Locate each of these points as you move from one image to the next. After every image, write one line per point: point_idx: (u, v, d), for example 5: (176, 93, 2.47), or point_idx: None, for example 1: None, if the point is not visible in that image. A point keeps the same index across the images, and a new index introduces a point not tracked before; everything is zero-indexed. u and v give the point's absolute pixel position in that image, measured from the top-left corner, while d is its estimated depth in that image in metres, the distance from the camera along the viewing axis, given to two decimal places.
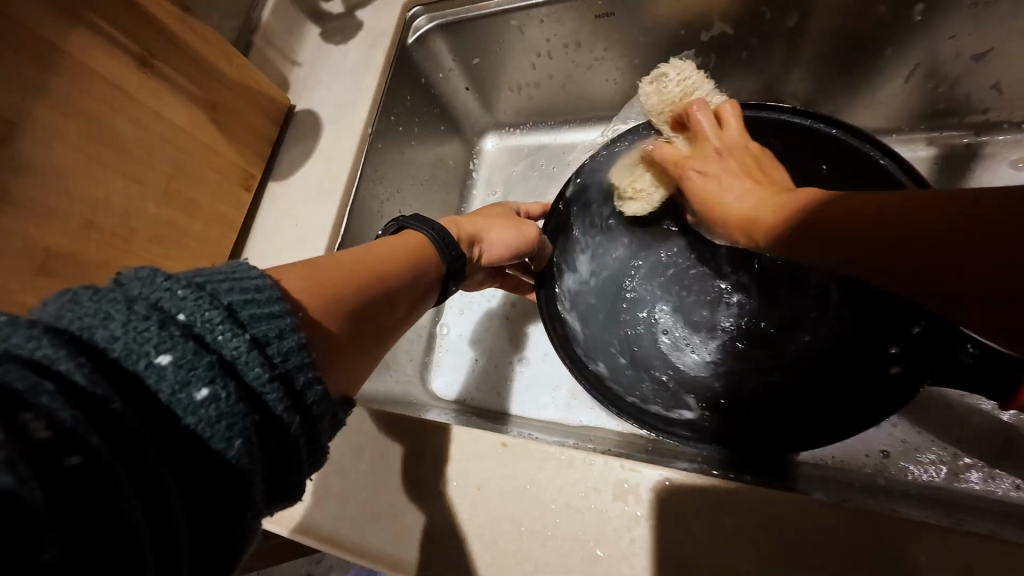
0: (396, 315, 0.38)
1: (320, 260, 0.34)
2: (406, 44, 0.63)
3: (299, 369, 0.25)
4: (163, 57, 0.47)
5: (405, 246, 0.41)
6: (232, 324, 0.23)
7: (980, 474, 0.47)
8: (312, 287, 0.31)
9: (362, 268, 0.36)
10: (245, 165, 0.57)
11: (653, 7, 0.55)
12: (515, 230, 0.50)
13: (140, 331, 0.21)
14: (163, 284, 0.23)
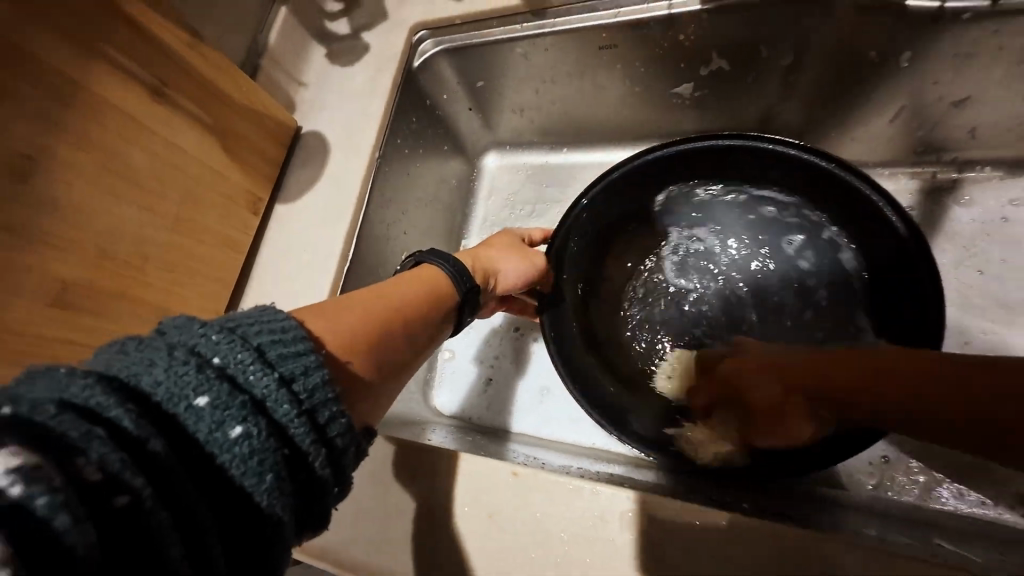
0: (418, 350, 0.39)
1: (343, 300, 0.35)
2: (412, 68, 0.64)
3: (326, 405, 0.26)
4: (174, 86, 0.48)
5: (418, 283, 0.42)
6: (262, 364, 0.24)
7: (951, 490, 0.49)
8: (334, 327, 0.33)
9: (386, 306, 0.37)
10: (253, 189, 0.57)
11: (655, 41, 0.57)
12: (523, 258, 0.52)
13: (181, 376, 0.22)
14: (199, 331, 0.24)
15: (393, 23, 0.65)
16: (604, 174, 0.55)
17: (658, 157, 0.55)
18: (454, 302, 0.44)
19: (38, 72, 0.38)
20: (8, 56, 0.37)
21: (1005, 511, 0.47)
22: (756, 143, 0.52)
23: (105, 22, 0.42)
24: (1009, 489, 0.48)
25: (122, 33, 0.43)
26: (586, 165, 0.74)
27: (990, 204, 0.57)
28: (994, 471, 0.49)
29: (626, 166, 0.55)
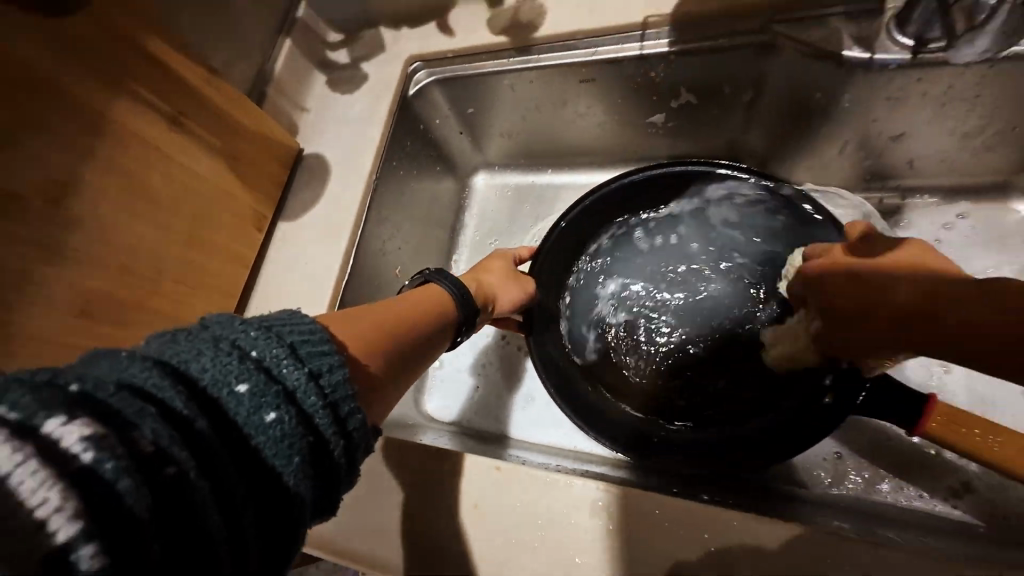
0: (420, 357, 0.43)
1: (358, 309, 0.40)
2: (407, 96, 0.69)
3: (346, 398, 0.30)
4: (191, 116, 0.52)
5: (426, 298, 0.47)
6: (293, 360, 0.29)
7: (891, 484, 0.54)
8: (350, 331, 0.37)
9: (395, 316, 0.42)
10: (258, 208, 0.62)
11: (629, 77, 0.63)
12: (518, 288, 0.58)
13: (227, 366, 0.27)
14: (240, 328, 0.28)
15: (390, 55, 0.71)
16: (581, 200, 0.62)
17: (630, 182, 0.62)
18: (456, 317, 0.49)
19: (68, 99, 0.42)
20: (48, 94, 0.41)
21: (942, 502, 0.52)
22: (718, 170, 0.59)
23: (137, 66, 0.47)
24: (942, 482, 0.53)
25: (146, 71, 0.48)
26: (568, 186, 0.79)
27: (929, 226, 0.63)
28: (929, 465, 0.54)
29: (601, 191, 0.62)
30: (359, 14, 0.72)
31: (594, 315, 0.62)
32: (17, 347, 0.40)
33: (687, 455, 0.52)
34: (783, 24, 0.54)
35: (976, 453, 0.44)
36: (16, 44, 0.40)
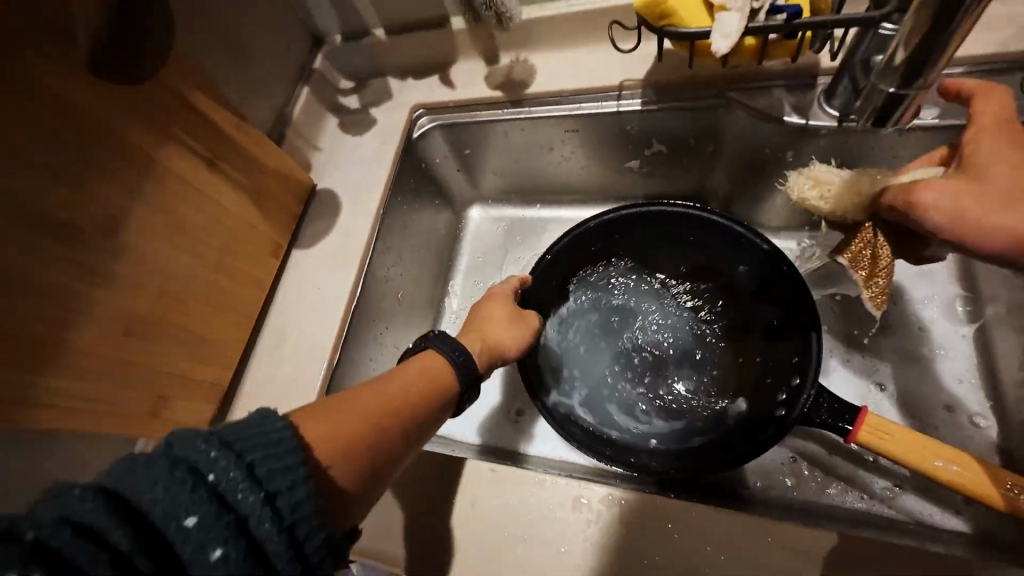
0: (411, 442, 0.43)
1: (342, 400, 0.40)
2: (411, 139, 0.77)
3: (305, 520, 0.30)
4: (223, 158, 0.59)
5: (422, 376, 0.46)
6: (249, 483, 0.30)
7: (837, 488, 0.62)
8: (325, 430, 0.38)
9: (382, 404, 0.42)
10: (276, 238, 0.68)
11: (609, 129, 0.72)
12: (524, 333, 0.61)
13: (177, 500, 0.28)
14: (201, 448, 0.30)
15: (397, 102, 0.79)
16: (564, 235, 0.69)
17: (608, 220, 0.69)
18: (455, 391, 0.48)
19: (77, 118, 0.44)
20: (102, 135, 0.46)
21: (882, 501, 0.60)
22: (683, 210, 0.67)
23: (165, 107, 0.52)
24: (877, 485, 0.61)
25: (189, 119, 0.55)
26: (555, 220, 0.88)
27: None
28: (869, 469, 0.62)
29: (582, 228, 0.69)
30: (370, 66, 0.81)
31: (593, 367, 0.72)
32: (69, 359, 0.46)
33: (655, 461, 0.59)
34: (736, 90, 0.64)
35: (898, 458, 0.52)
36: (52, 78, 0.42)
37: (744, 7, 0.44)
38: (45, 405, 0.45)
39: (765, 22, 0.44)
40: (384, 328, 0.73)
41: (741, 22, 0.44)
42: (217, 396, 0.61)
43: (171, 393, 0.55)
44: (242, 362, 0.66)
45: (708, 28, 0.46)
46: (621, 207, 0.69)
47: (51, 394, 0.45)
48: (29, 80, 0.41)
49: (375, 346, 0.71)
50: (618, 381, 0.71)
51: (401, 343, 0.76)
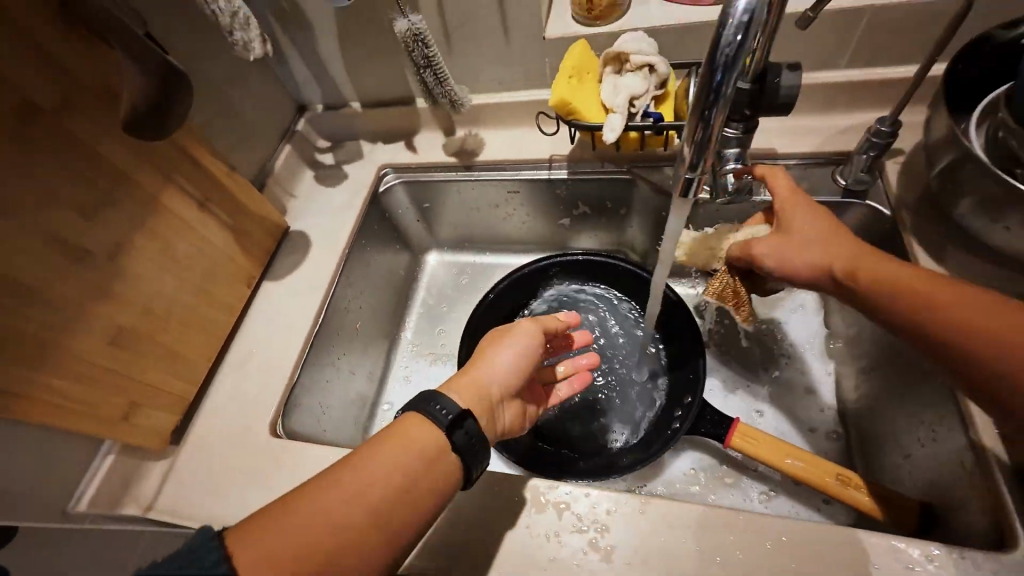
0: (387, 543, 0.43)
1: (298, 517, 0.40)
2: (377, 193, 0.90)
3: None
4: (212, 200, 0.69)
5: (397, 467, 0.44)
6: None
7: (722, 492, 0.73)
8: (273, 557, 0.38)
9: (343, 517, 0.41)
10: (251, 270, 0.78)
11: (542, 193, 0.88)
12: (509, 349, 0.58)
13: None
14: None
15: (367, 162, 0.93)
16: (503, 278, 0.83)
17: (540, 266, 0.84)
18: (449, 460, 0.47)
19: (80, 149, 0.53)
20: (110, 173, 0.56)
21: (761, 501, 0.71)
22: (599, 259, 0.83)
23: (159, 147, 0.61)
24: (755, 488, 0.73)
25: (187, 167, 0.65)
26: (501, 266, 1.01)
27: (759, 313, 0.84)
28: (749, 475, 0.74)
29: (518, 272, 0.83)
30: (346, 130, 0.96)
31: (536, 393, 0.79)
32: (61, 361, 0.53)
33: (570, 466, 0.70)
34: (638, 166, 0.81)
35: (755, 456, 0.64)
36: (73, 121, 0.51)
37: (624, 112, 0.61)
38: (32, 400, 0.51)
39: (639, 122, 0.62)
40: (341, 353, 0.82)
41: (622, 121, 0.61)
42: (181, 409, 0.68)
43: (142, 400, 0.61)
44: (207, 379, 0.73)
45: (601, 124, 0.63)
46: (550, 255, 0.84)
47: (39, 390, 0.52)
48: (59, 126, 0.50)
49: (332, 369, 0.80)
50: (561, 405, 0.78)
51: (356, 369, 0.85)
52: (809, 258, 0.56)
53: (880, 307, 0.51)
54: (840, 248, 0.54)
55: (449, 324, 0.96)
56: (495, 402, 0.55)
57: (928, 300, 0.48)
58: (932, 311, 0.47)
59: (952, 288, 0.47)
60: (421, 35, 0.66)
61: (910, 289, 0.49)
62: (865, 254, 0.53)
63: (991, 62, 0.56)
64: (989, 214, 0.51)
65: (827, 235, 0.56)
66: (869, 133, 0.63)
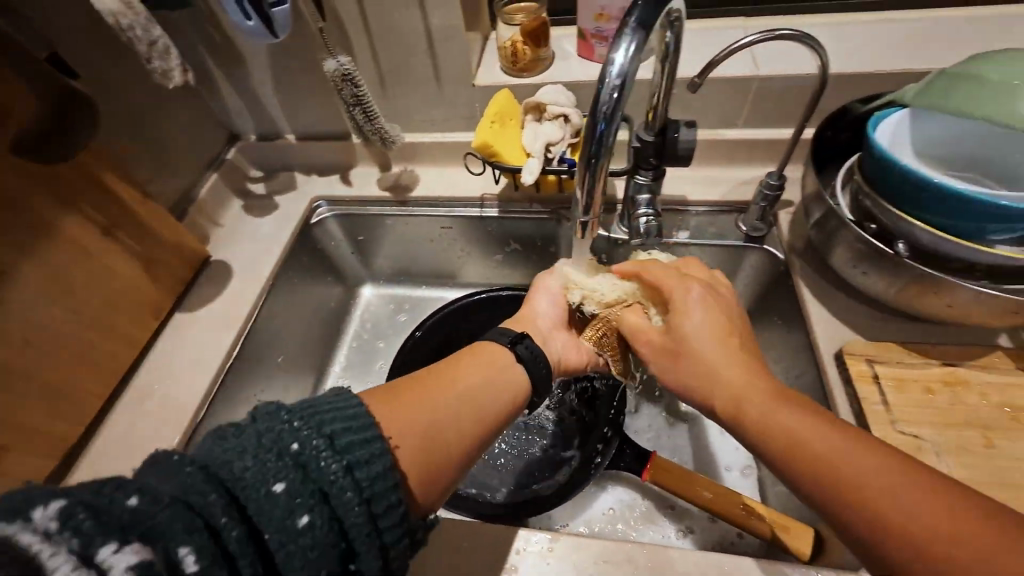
0: (485, 432, 0.47)
1: (408, 392, 0.45)
2: (308, 224, 0.90)
3: (383, 495, 0.34)
4: (119, 226, 0.66)
5: (486, 364, 0.51)
6: (330, 453, 0.34)
7: (641, 529, 0.74)
8: (397, 415, 0.42)
9: (450, 398, 0.46)
10: (160, 301, 0.74)
11: (474, 229, 0.90)
12: (548, 294, 0.67)
13: (266, 466, 0.32)
14: (285, 419, 0.35)
15: (300, 193, 0.92)
16: (430, 316, 0.84)
17: (469, 303, 0.86)
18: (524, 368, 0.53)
19: None
20: None
21: (679, 538, 0.72)
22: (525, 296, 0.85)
23: (61, 172, 0.58)
24: (674, 524, 0.74)
25: (94, 192, 0.62)
26: (437, 300, 1.01)
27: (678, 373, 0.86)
28: (669, 509, 0.75)
29: (445, 309, 0.85)
30: (279, 161, 0.95)
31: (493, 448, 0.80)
32: None
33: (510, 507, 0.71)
34: (563, 208, 0.84)
35: (667, 487, 0.66)
36: None
37: (541, 157, 0.65)
38: None
39: (556, 167, 0.66)
40: (259, 390, 0.79)
41: (539, 165, 0.65)
42: (63, 451, 0.61)
43: (14, 443, 0.56)
44: (100, 417, 0.67)
45: (520, 166, 0.67)
46: (479, 293, 0.86)
47: None
48: None
49: (247, 407, 0.77)
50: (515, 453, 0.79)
51: None
52: (699, 389, 0.50)
53: (763, 454, 0.44)
54: (723, 377, 0.48)
55: (382, 359, 0.92)
56: (545, 333, 0.63)
57: (816, 451, 0.40)
58: (820, 471, 0.40)
59: (839, 439, 0.40)
60: (351, 75, 0.68)
61: (796, 441, 0.42)
62: (749, 388, 0.46)
63: (851, 131, 0.65)
64: (854, 260, 0.58)
65: (711, 356, 0.50)
66: (761, 185, 0.70)
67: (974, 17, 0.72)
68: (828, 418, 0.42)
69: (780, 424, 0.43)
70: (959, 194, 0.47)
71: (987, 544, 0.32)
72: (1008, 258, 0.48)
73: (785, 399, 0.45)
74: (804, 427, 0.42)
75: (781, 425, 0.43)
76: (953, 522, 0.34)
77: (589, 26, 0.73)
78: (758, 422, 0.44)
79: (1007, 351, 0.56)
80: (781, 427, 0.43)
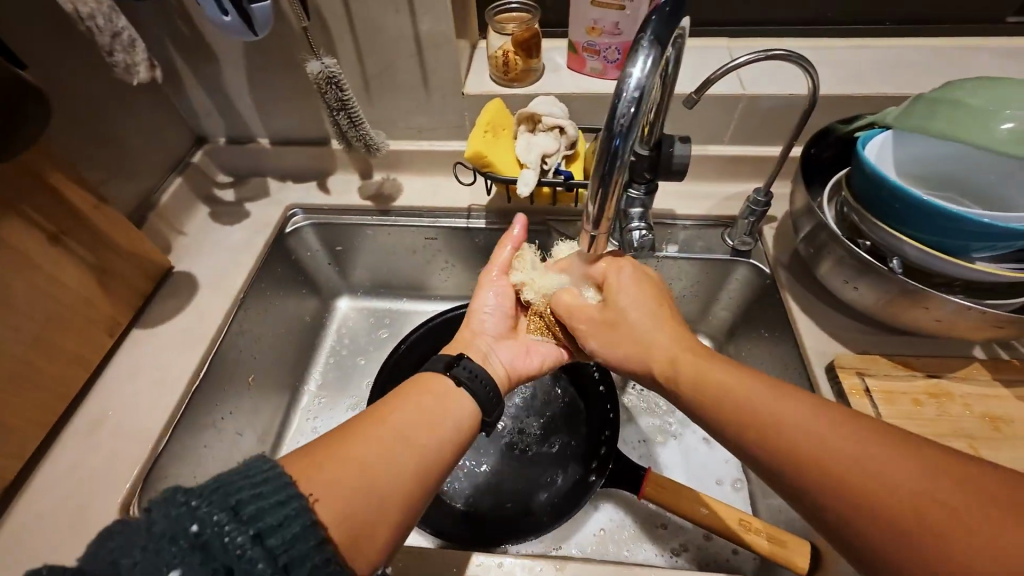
0: (426, 470, 0.43)
1: (330, 442, 0.41)
2: (283, 233, 0.84)
3: (302, 558, 0.32)
4: (71, 233, 0.59)
5: (420, 396, 0.48)
6: (237, 526, 0.32)
7: (636, 549, 0.72)
8: (316, 467, 0.39)
9: (378, 439, 0.42)
10: (115, 317, 0.67)
11: (462, 240, 0.87)
12: (499, 295, 0.65)
13: (158, 556, 0.30)
14: (182, 499, 0.32)
15: (273, 200, 0.87)
16: (413, 333, 0.80)
17: (453, 316, 0.83)
18: (465, 394, 0.50)
19: None
20: None
21: (673, 555, 0.72)
22: None
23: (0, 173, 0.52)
24: (669, 541, 0.73)
25: (41, 196, 0.56)
26: (419, 313, 0.97)
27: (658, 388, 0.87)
28: (664, 527, 0.74)
29: (425, 326, 0.81)
30: (251, 166, 0.89)
31: (482, 470, 0.75)
32: None
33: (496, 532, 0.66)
34: (554, 220, 0.83)
35: (665, 505, 0.65)
36: None
37: (536, 168, 0.64)
38: None
39: (551, 178, 0.65)
40: (228, 412, 0.72)
41: (535, 177, 0.63)
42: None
43: None
44: (43, 450, 0.60)
45: (514, 178, 0.65)
46: (464, 306, 0.84)
47: None
48: None
49: (212, 432, 0.69)
50: (506, 478, 0.74)
51: (245, 431, 0.74)
52: (687, 394, 0.47)
53: (757, 457, 0.41)
54: (707, 377, 0.46)
55: (363, 376, 0.87)
56: (489, 346, 0.61)
57: (810, 450, 0.38)
58: (815, 468, 0.37)
59: (829, 432, 0.38)
60: (335, 78, 0.65)
61: (788, 440, 0.39)
62: (733, 386, 0.44)
63: (834, 149, 0.67)
64: (842, 275, 0.59)
65: (659, 343, 0.51)
66: (748, 201, 0.71)
67: (938, 45, 0.77)
68: (823, 406, 0.40)
69: (770, 421, 0.41)
70: (943, 217, 0.48)
71: (997, 526, 0.30)
72: (989, 274, 0.49)
73: (779, 393, 0.42)
74: (797, 424, 0.39)
75: (776, 421, 0.40)
76: (973, 508, 0.31)
77: (581, 40, 0.72)
78: (746, 421, 0.42)
79: (983, 362, 0.58)
80: (770, 425, 0.40)
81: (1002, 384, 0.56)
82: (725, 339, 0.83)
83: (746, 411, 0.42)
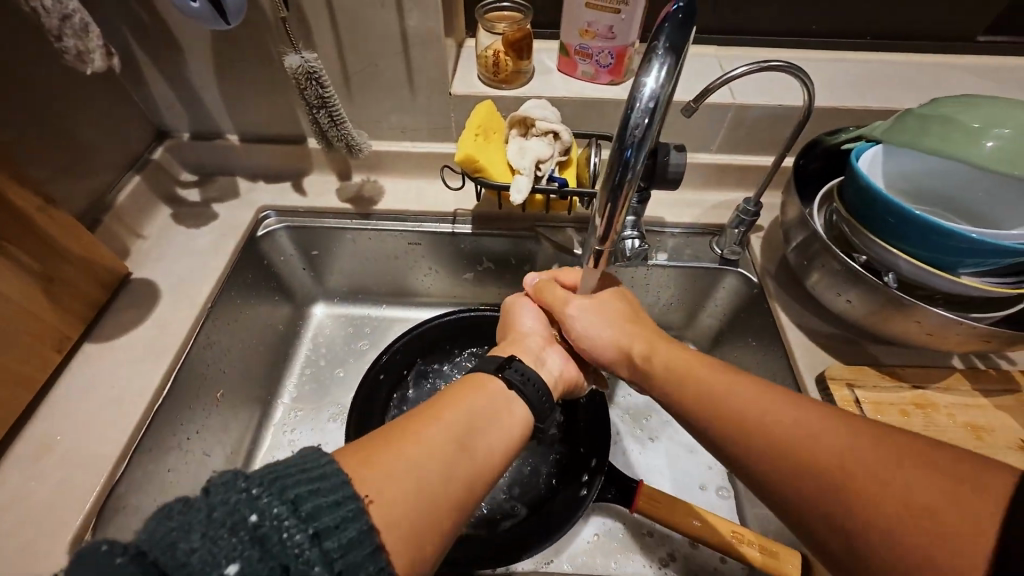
0: (479, 474, 0.40)
1: (385, 438, 0.38)
2: (255, 236, 0.79)
3: (357, 566, 0.29)
4: (12, 239, 0.52)
5: (472, 394, 0.45)
6: (297, 522, 0.29)
7: (625, 560, 0.71)
8: (370, 463, 0.36)
9: (434, 438, 0.39)
10: (63, 330, 0.60)
11: (446, 245, 0.84)
12: (535, 312, 0.65)
13: (216, 545, 0.27)
14: (242, 485, 0.29)
15: (243, 201, 0.81)
16: (392, 344, 0.76)
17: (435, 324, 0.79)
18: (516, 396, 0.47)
19: None
20: None
21: (661, 566, 0.71)
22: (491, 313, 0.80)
23: None
24: (657, 552, 0.72)
25: None
26: (401, 319, 0.93)
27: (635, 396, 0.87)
28: (653, 537, 0.73)
29: (407, 336, 0.77)
30: (218, 164, 0.83)
31: None
32: None
33: (492, 548, 0.64)
34: (542, 226, 0.81)
35: (658, 518, 0.64)
36: None
37: (530, 174, 0.62)
38: None
39: (545, 185, 0.63)
40: (194, 432, 0.67)
41: (529, 183, 0.61)
42: None
43: None
44: None
45: (508, 184, 0.62)
46: (446, 314, 0.80)
47: None
48: None
49: (178, 454, 0.64)
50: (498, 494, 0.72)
51: (212, 451, 0.70)
52: (697, 409, 0.45)
53: (770, 472, 0.38)
54: (724, 406, 0.43)
55: (341, 388, 0.82)
56: (537, 349, 0.59)
57: (826, 461, 0.35)
58: (832, 471, 0.35)
59: (848, 441, 0.35)
60: (316, 74, 0.61)
61: (802, 445, 0.37)
62: (747, 405, 0.42)
63: (820, 161, 0.68)
64: (832, 286, 0.59)
65: (621, 340, 0.56)
66: (738, 210, 0.71)
67: (914, 61, 0.79)
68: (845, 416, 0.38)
69: (787, 435, 0.38)
70: (935, 232, 0.49)
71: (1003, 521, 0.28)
72: (972, 287, 0.50)
73: (798, 399, 0.41)
74: (814, 436, 0.37)
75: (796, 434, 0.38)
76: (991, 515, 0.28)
77: (574, 42, 0.70)
78: (762, 439, 0.39)
79: (963, 371, 0.60)
80: (786, 439, 0.38)
81: (981, 394, 0.58)
82: (710, 346, 0.83)
83: (762, 425, 0.40)
